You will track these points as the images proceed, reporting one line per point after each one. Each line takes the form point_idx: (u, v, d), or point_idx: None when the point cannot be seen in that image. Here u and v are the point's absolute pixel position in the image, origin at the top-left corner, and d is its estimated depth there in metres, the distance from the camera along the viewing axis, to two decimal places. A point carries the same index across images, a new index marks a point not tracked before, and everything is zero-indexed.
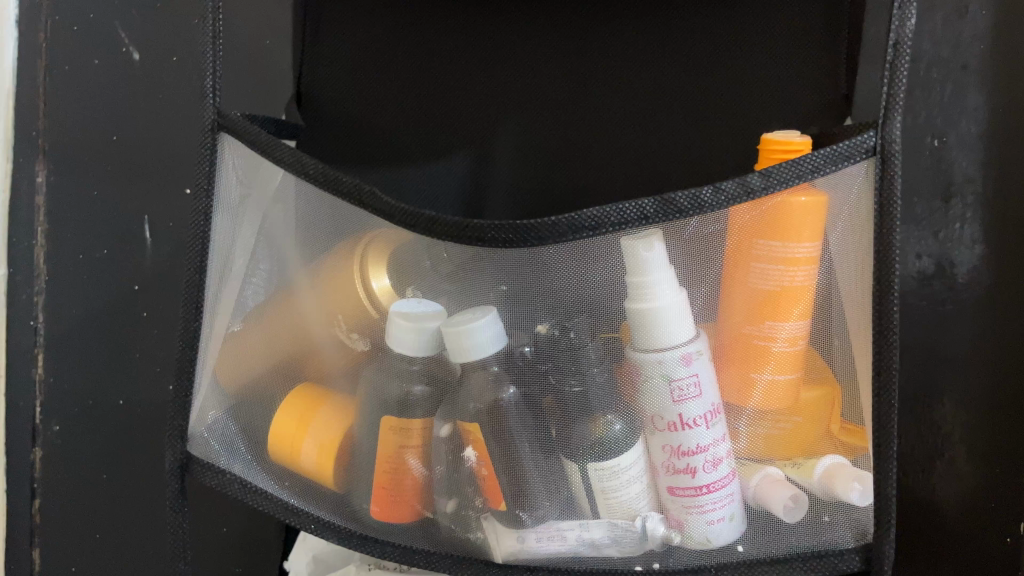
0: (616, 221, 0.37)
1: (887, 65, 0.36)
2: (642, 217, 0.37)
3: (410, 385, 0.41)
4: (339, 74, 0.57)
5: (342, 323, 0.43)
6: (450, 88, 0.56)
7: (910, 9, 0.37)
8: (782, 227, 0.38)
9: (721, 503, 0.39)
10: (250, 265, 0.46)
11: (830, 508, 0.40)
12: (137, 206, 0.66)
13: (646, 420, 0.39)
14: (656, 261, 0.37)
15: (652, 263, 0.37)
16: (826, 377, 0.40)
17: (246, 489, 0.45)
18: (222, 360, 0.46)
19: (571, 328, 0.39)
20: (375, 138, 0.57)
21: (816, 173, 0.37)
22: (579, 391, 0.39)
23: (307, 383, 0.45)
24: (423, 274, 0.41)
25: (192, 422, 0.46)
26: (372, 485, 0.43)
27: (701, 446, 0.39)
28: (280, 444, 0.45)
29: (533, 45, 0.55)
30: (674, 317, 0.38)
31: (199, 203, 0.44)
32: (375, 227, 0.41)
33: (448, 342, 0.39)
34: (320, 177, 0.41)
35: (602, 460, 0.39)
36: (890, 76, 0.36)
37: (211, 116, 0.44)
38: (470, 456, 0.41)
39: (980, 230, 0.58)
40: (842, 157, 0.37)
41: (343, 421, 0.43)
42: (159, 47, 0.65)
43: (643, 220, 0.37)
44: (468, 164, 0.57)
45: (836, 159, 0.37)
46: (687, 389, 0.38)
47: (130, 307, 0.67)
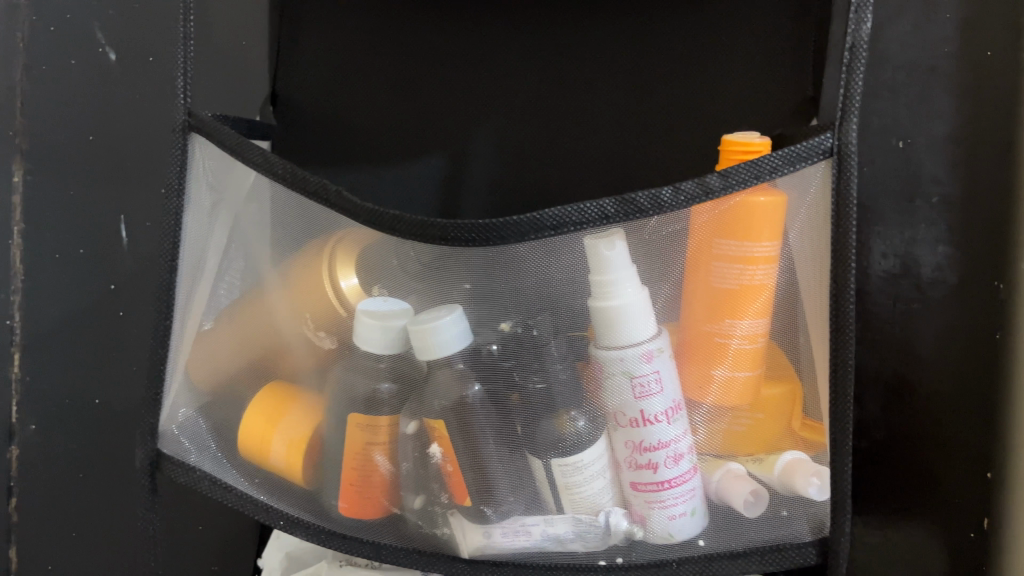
0: (576, 221, 0.38)
1: (844, 67, 0.37)
2: (601, 217, 0.38)
3: (377, 383, 0.42)
4: (315, 76, 0.58)
5: (310, 321, 0.44)
6: (424, 89, 0.57)
7: (867, 12, 0.37)
8: (739, 227, 0.38)
9: (682, 498, 0.40)
10: (224, 263, 0.46)
11: (790, 504, 0.41)
12: (115, 204, 0.66)
13: (609, 416, 0.40)
14: (617, 259, 0.38)
15: (613, 261, 0.38)
16: (786, 374, 0.41)
17: (215, 486, 0.46)
18: (194, 357, 0.47)
19: (534, 326, 0.40)
20: (349, 139, 0.58)
21: (774, 173, 0.37)
22: (542, 388, 0.40)
23: (278, 380, 0.45)
24: (390, 273, 0.41)
25: (163, 421, 0.47)
26: (340, 482, 0.43)
27: (663, 442, 0.39)
28: (250, 441, 0.45)
29: (506, 46, 0.55)
30: (635, 314, 0.38)
31: (171, 202, 0.45)
32: (342, 227, 0.42)
33: (414, 339, 0.40)
34: (288, 177, 0.42)
35: (566, 456, 0.40)
36: (847, 80, 0.37)
37: (183, 116, 0.45)
38: (435, 453, 0.41)
39: (945, 230, 0.59)
40: (800, 158, 0.38)
41: (313, 418, 0.44)
42: (136, 46, 0.65)
43: (604, 219, 0.38)
44: (442, 165, 0.57)
45: (793, 161, 0.38)
46: (648, 385, 0.38)
47: (107, 308, 0.67)
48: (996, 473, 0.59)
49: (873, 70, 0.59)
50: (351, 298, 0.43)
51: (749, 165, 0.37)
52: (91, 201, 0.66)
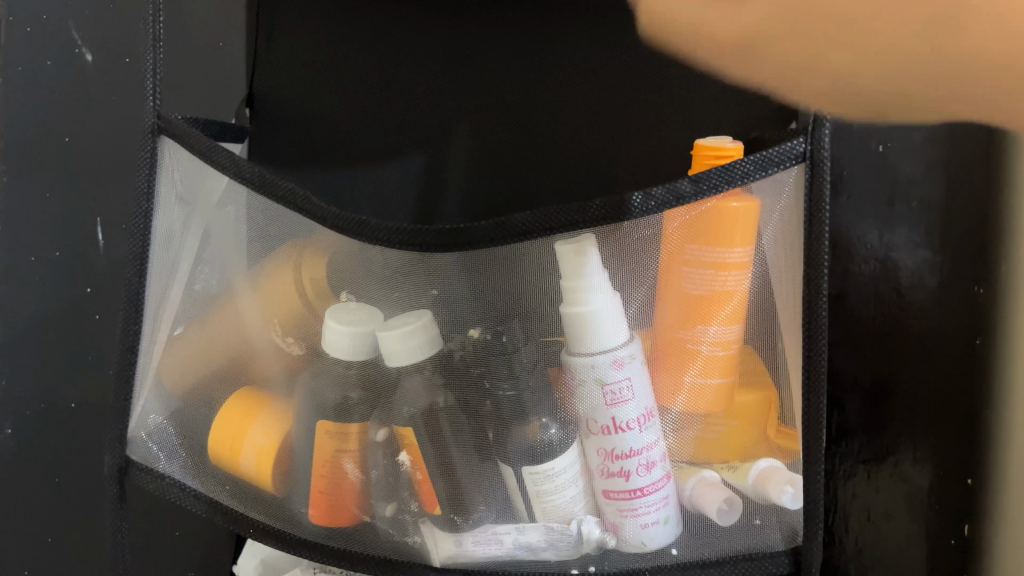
0: (545, 225, 0.37)
1: None
2: (572, 222, 0.37)
3: (347, 390, 0.41)
4: (292, 77, 0.57)
5: (279, 327, 0.43)
6: (401, 90, 0.56)
7: None
8: (711, 233, 0.38)
9: (655, 507, 0.39)
10: (193, 268, 0.45)
11: (762, 513, 0.41)
12: (91, 206, 0.66)
13: (581, 423, 0.39)
14: (587, 265, 0.37)
15: (583, 268, 0.37)
16: (761, 381, 0.41)
17: (185, 493, 0.46)
18: (163, 363, 0.46)
19: (504, 333, 0.40)
20: (325, 141, 0.57)
21: (746, 179, 0.37)
22: (512, 395, 0.40)
23: (248, 386, 0.45)
24: (360, 279, 0.41)
25: (132, 427, 0.46)
26: (310, 490, 0.43)
27: (635, 449, 0.39)
28: (219, 448, 0.45)
29: (485, 48, 0.55)
30: (606, 321, 0.38)
31: (139, 207, 0.44)
32: (313, 232, 0.41)
33: (383, 345, 0.40)
34: (257, 180, 0.41)
35: (536, 464, 0.39)
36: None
37: (152, 118, 0.44)
38: (404, 461, 0.41)
39: (924, 233, 0.59)
40: (772, 163, 0.37)
41: (283, 426, 0.43)
42: (113, 48, 0.65)
43: (575, 224, 0.37)
44: (421, 167, 0.56)
45: (766, 165, 0.37)
46: (620, 392, 0.38)
47: (80, 311, 0.66)
48: (977, 480, 0.58)
49: None
50: (319, 302, 0.42)
51: (720, 169, 0.37)
52: (66, 202, 0.65)
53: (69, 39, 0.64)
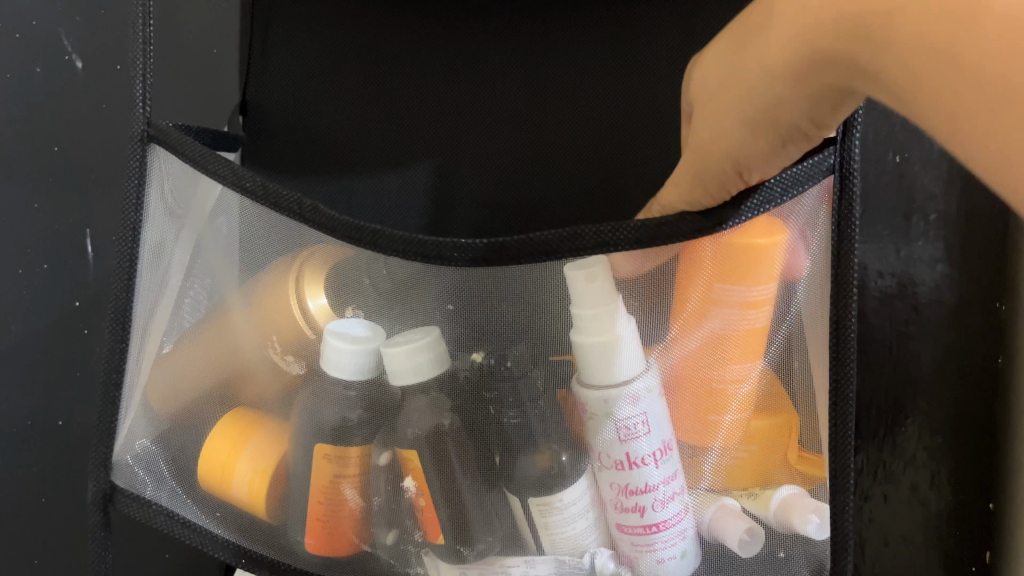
0: (567, 240, 0.35)
1: None
2: (593, 237, 0.35)
3: (347, 411, 0.39)
4: (289, 83, 0.55)
5: (276, 344, 0.41)
6: (406, 99, 0.54)
7: None
8: (734, 264, 0.36)
9: (672, 542, 0.37)
10: (185, 283, 0.43)
11: (786, 544, 0.39)
12: (79, 221, 0.64)
13: (595, 455, 0.37)
14: (601, 293, 0.35)
15: (596, 295, 0.35)
16: (783, 406, 0.39)
17: (173, 521, 0.43)
18: (153, 384, 0.44)
19: (510, 357, 0.38)
20: (324, 148, 0.55)
21: (780, 197, 0.35)
22: (518, 424, 0.38)
23: (239, 408, 0.42)
24: (363, 292, 0.39)
25: (117, 451, 0.44)
26: (307, 520, 0.41)
27: (651, 485, 0.36)
28: (210, 475, 0.42)
29: (491, 57, 0.53)
30: (623, 355, 0.35)
31: (127, 218, 0.42)
32: (316, 242, 0.39)
33: (387, 363, 0.37)
34: (258, 191, 0.39)
35: (545, 495, 0.37)
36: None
37: (141, 127, 0.42)
38: (409, 487, 0.39)
39: (942, 248, 0.57)
40: (805, 178, 0.35)
41: (278, 448, 0.41)
42: (103, 56, 0.64)
43: (596, 246, 0.35)
44: (427, 176, 0.54)
45: (799, 181, 0.35)
46: (634, 428, 0.36)
47: (73, 325, 0.64)
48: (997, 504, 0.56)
49: None
50: (320, 321, 0.40)
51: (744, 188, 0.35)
52: (55, 214, 0.62)
53: (59, 46, 0.61)
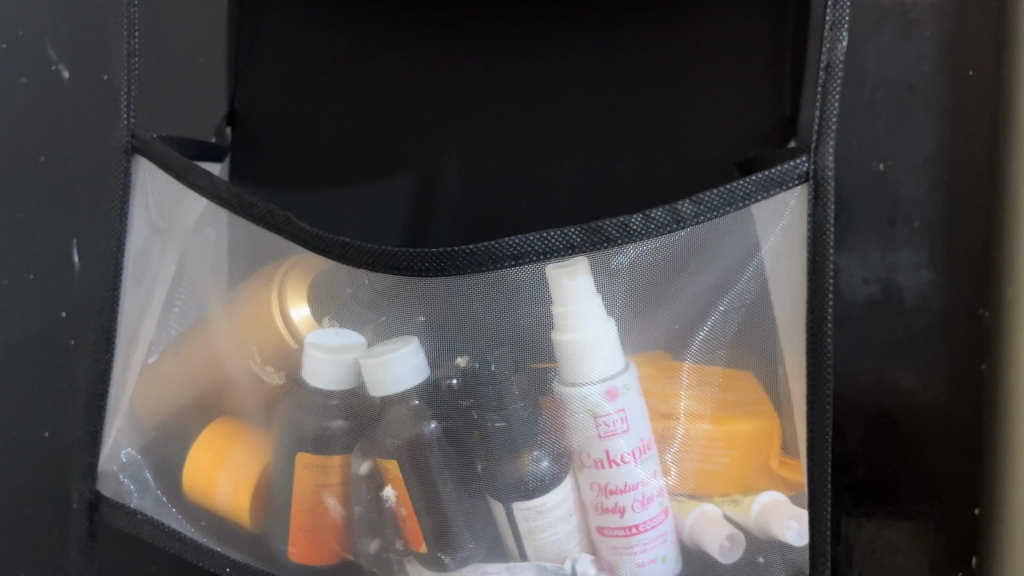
0: (538, 250, 0.36)
1: (821, 86, 0.35)
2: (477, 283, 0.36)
3: (329, 420, 0.39)
4: (276, 95, 0.56)
5: (256, 353, 0.41)
6: (393, 109, 0.55)
7: (843, 29, 0.35)
8: (703, 256, 0.37)
9: (651, 545, 0.37)
10: (169, 296, 0.44)
11: (767, 551, 0.39)
12: (65, 230, 0.63)
13: (574, 454, 0.37)
14: (580, 291, 0.36)
15: (575, 293, 0.36)
16: (764, 412, 0.38)
17: (155, 530, 0.44)
18: (142, 393, 0.45)
19: (492, 361, 0.37)
20: (313, 157, 0.56)
21: (748, 200, 0.36)
22: (502, 427, 0.37)
23: (226, 416, 0.43)
24: (344, 303, 0.39)
25: (103, 460, 0.45)
26: (289, 527, 0.41)
27: (630, 484, 0.37)
28: (195, 484, 0.43)
29: (474, 64, 0.53)
30: (600, 351, 0.36)
31: (111, 228, 0.44)
32: (295, 253, 0.39)
33: (365, 374, 0.37)
34: (232, 201, 0.40)
35: (528, 499, 0.37)
36: (823, 99, 0.35)
37: (125, 137, 0.43)
38: (389, 496, 0.39)
39: (928, 255, 0.57)
40: (773, 184, 0.36)
41: (262, 458, 0.41)
42: (89, 63, 0.62)
43: (568, 249, 0.36)
44: (409, 185, 0.55)
45: (767, 185, 0.36)
46: (614, 425, 0.36)
47: (59, 335, 0.63)
48: (983, 506, 0.58)
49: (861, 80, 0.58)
50: (299, 327, 0.39)
51: (709, 197, 0.36)
52: (43, 226, 0.63)
53: (45, 57, 0.62)
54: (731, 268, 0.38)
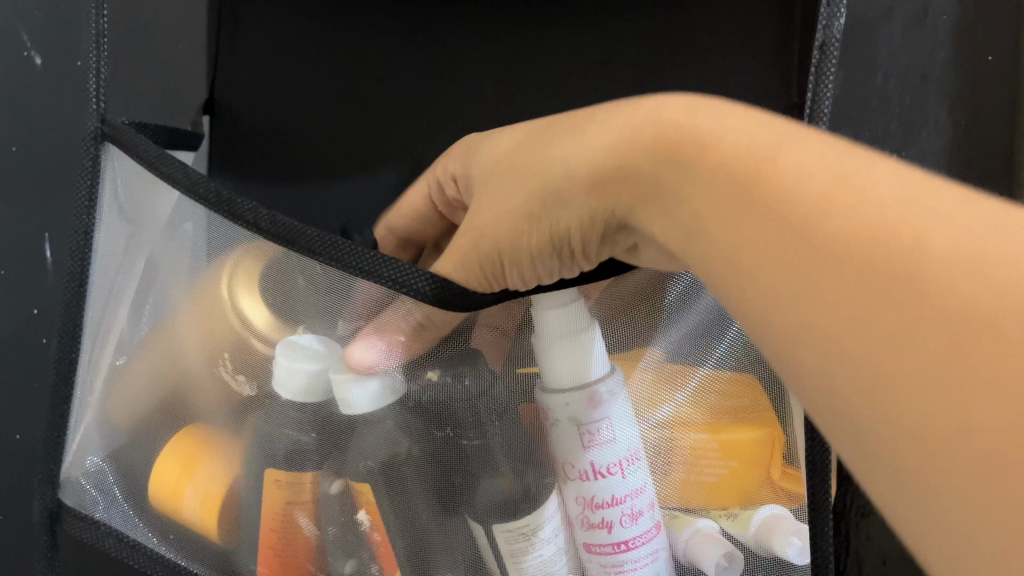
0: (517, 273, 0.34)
1: (813, 73, 0.35)
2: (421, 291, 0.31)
3: (299, 434, 0.37)
4: (252, 84, 0.54)
5: (227, 361, 0.38)
6: (379, 99, 0.52)
7: (839, 9, 0.35)
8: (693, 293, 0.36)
9: (642, 562, 0.35)
10: (137, 299, 0.41)
11: (766, 571, 0.38)
12: (38, 223, 0.61)
13: (558, 468, 0.35)
14: (557, 312, 0.33)
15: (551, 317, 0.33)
16: (766, 420, 0.37)
17: (122, 543, 0.41)
18: (105, 400, 0.42)
19: (470, 377, 0.35)
20: (295, 150, 0.53)
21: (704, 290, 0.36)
22: (478, 445, 0.35)
23: (190, 426, 0.40)
24: (310, 306, 0.35)
25: (67, 466, 0.43)
26: (259, 545, 0.39)
27: (618, 498, 0.34)
28: (161, 493, 0.40)
29: (470, 49, 0.51)
30: (581, 357, 0.33)
31: (80, 222, 0.41)
32: (256, 248, 0.35)
33: (334, 390, 0.35)
34: (211, 196, 0.35)
35: (510, 521, 0.34)
36: (816, 83, 0.35)
37: (94, 123, 0.40)
38: (363, 521, 0.37)
39: None
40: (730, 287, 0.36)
41: (229, 472, 0.39)
42: (67, 50, 0.60)
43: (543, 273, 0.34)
44: (396, 178, 0.52)
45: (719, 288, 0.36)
46: (598, 433, 0.34)
47: (30, 332, 0.61)
48: None
49: (863, 78, 0.60)
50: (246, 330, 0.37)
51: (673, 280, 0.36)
52: (15, 219, 0.60)
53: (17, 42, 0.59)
54: (694, 353, 0.37)
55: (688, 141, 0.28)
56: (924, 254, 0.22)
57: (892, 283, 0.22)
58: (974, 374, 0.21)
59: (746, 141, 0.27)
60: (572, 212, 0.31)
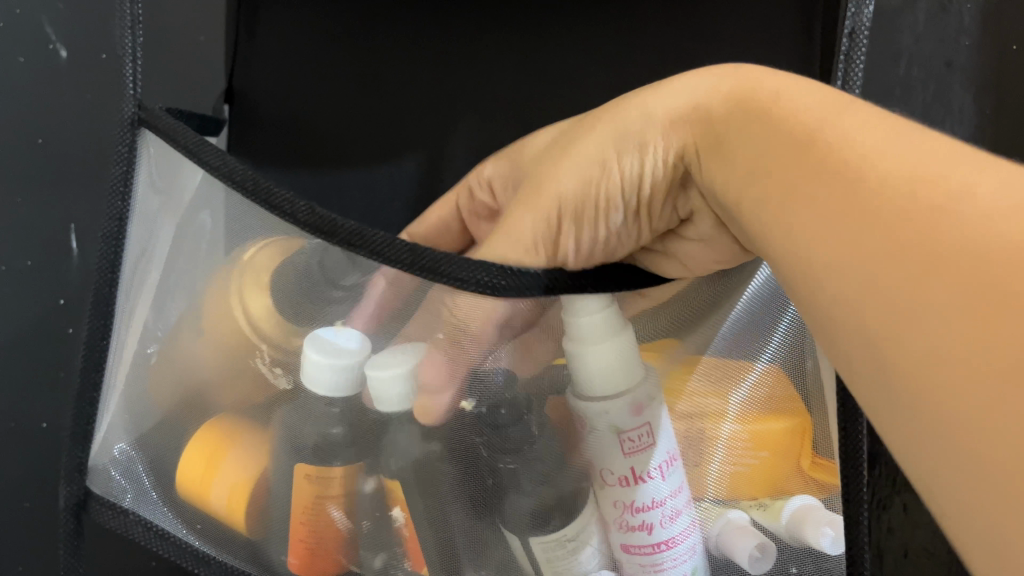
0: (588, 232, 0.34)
1: (842, 54, 0.34)
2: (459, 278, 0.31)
3: (327, 428, 0.36)
4: (275, 74, 0.53)
5: (263, 350, 0.37)
6: (399, 88, 0.52)
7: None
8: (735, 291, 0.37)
9: (681, 559, 0.35)
10: (165, 287, 0.41)
11: (798, 561, 0.38)
12: (62, 214, 0.61)
13: (595, 473, 0.34)
14: (590, 311, 0.32)
15: (584, 313, 0.32)
16: (798, 408, 0.37)
17: (150, 532, 0.41)
18: (134, 385, 0.42)
19: (500, 407, 0.34)
20: (316, 139, 0.53)
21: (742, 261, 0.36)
22: (514, 467, 0.35)
23: (217, 416, 0.40)
24: (341, 297, 0.35)
25: (94, 455, 0.43)
26: (289, 536, 0.39)
27: (657, 500, 0.34)
28: (189, 483, 0.40)
29: (489, 37, 0.51)
30: (620, 367, 0.32)
31: (113, 207, 0.41)
32: (285, 237, 0.35)
33: (370, 386, 0.34)
34: (246, 183, 0.35)
35: (544, 533, 0.35)
36: (845, 69, 0.34)
37: (131, 109, 0.40)
38: (397, 517, 0.37)
39: None
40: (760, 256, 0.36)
41: (257, 465, 0.39)
42: (90, 43, 0.61)
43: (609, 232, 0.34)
44: (418, 167, 0.53)
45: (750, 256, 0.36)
46: (640, 439, 0.33)
47: (56, 324, 0.61)
48: None
49: (886, 67, 0.60)
50: (262, 322, 0.37)
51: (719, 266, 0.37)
52: (41, 211, 0.60)
53: (42, 34, 0.59)
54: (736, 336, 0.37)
55: (761, 97, 0.30)
56: (952, 220, 0.23)
57: (921, 222, 0.24)
58: (986, 313, 0.22)
59: (809, 106, 0.29)
60: (642, 157, 0.33)
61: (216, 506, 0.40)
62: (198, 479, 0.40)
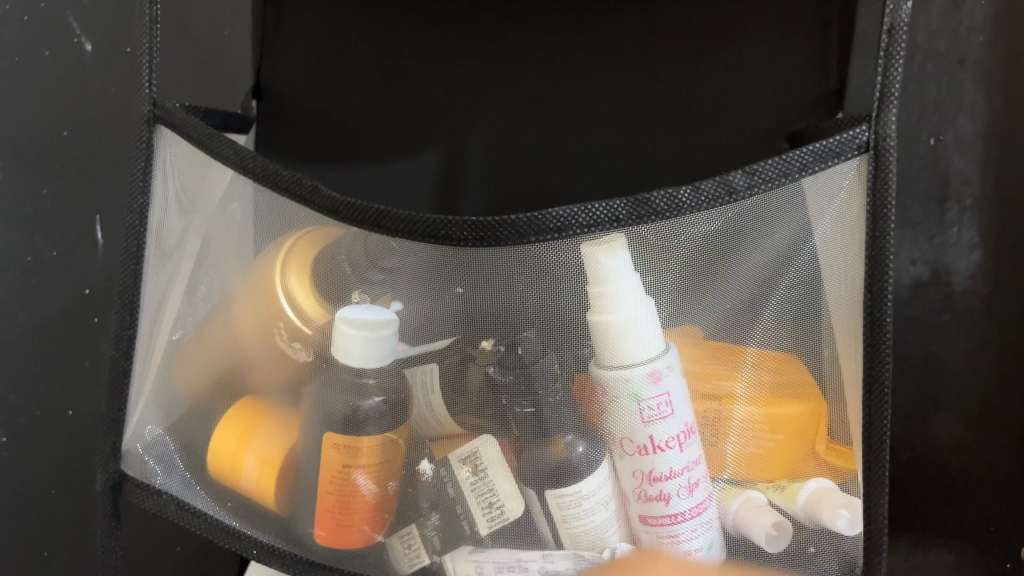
0: (584, 222, 0.34)
1: (882, 53, 0.34)
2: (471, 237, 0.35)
3: (359, 400, 0.38)
4: (298, 68, 0.54)
5: (282, 331, 0.39)
6: (421, 85, 0.53)
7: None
8: (748, 257, 0.37)
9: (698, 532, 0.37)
10: (195, 275, 0.42)
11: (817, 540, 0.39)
12: (87, 207, 0.62)
13: (614, 442, 0.36)
14: (619, 269, 0.34)
15: (614, 271, 0.34)
16: (811, 393, 0.38)
17: (181, 510, 0.42)
18: (162, 369, 0.44)
19: (518, 346, 0.36)
20: (341, 132, 0.54)
21: (757, 226, 0.36)
22: (531, 413, 0.37)
23: (247, 396, 0.41)
24: (361, 274, 0.37)
25: (126, 441, 0.44)
26: (316, 509, 0.40)
27: (673, 471, 0.36)
28: (221, 460, 0.41)
29: (515, 32, 0.52)
30: (637, 331, 0.35)
31: (134, 202, 0.42)
32: (312, 222, 0.38)
33: (373, 347, 0.37)
34: (260, 172, 0.38)
35: (563, 487, 0.36)
36: (885, 65, 0.34)
37: (147, 106, 0.41)
38: (425, 472, 0.38)
39: (975, 234, 0.65)
40: (774, 217, 0.36)
41: (289, 438, 0.40)
42: (114, 37, 0.61)
43: (613, 223, 0.34)
44: (438, 159, 0.54)
45: (766, 216, 0.36)
46: (659, 408, 0.35)
47: (81, 312, 0.63)
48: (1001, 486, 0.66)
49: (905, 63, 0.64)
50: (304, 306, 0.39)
51: (743, 229, 0.36)
52: (63, 203, 0.62)
53: (67, 29, 0.60)
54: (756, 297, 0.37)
55: None
56: None
57: None
58: None
59: None
60: None
61: (248, 485, 0.41)
62: (230, 458, 0.41)
